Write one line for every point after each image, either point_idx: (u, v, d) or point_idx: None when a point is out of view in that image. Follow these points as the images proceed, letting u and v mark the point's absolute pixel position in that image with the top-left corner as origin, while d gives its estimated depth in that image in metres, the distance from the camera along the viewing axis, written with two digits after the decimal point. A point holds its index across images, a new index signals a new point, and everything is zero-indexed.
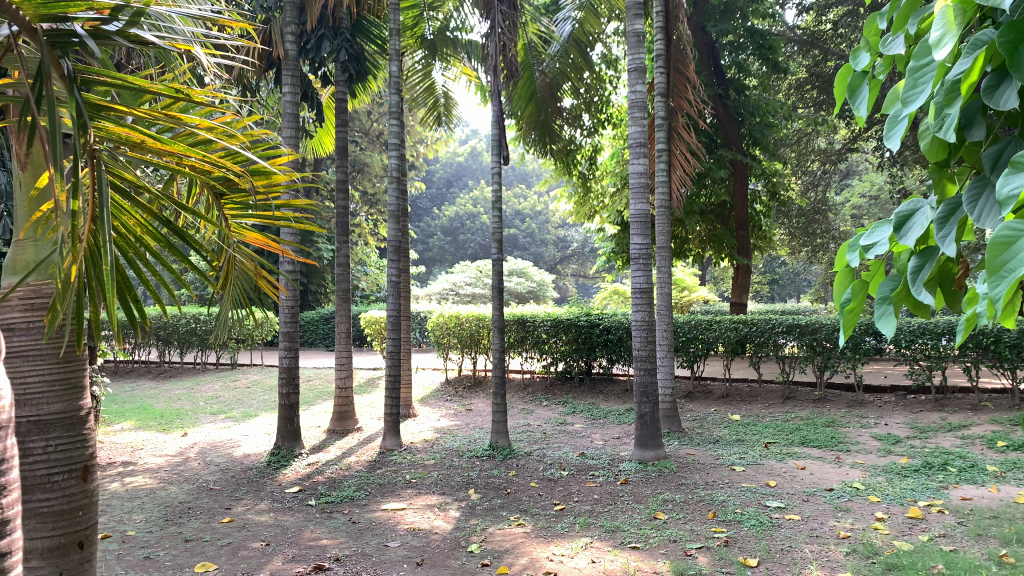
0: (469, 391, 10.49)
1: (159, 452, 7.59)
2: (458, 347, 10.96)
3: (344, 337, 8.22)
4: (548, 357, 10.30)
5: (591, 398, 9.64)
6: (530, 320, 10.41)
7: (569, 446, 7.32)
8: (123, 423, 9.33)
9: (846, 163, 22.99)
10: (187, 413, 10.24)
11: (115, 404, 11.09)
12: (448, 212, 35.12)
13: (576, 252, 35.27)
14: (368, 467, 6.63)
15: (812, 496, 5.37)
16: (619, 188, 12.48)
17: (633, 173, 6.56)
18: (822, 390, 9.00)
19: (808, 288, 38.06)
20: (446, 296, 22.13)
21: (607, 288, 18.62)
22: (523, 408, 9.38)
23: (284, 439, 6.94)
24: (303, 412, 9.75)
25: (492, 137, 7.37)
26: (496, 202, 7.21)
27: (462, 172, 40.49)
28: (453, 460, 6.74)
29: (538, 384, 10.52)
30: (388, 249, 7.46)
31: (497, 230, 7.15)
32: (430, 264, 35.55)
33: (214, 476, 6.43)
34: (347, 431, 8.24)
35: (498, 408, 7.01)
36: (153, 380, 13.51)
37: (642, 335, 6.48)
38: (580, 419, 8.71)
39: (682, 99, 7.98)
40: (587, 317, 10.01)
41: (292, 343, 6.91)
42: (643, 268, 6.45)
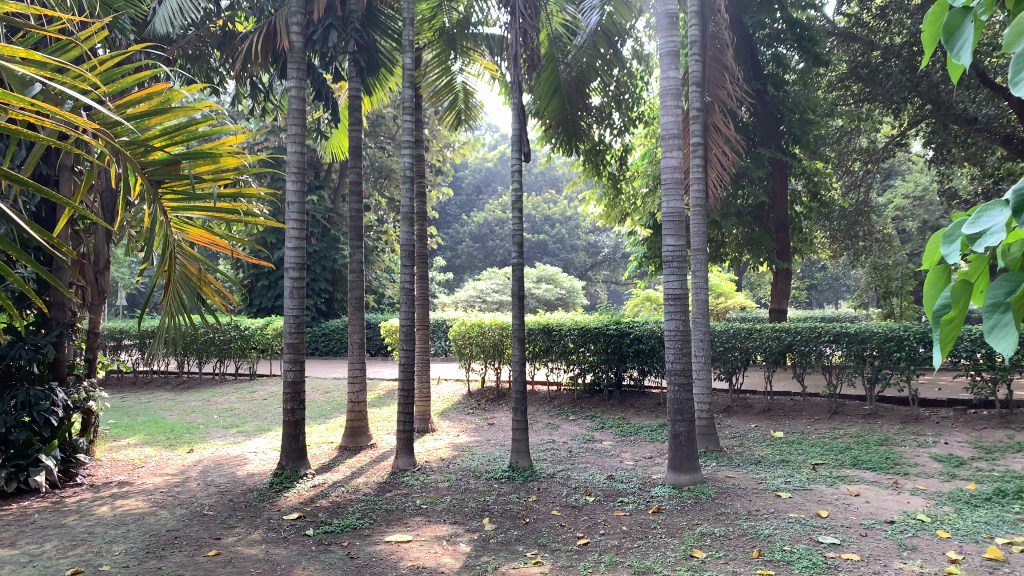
0: (492, 404, 9.96)
1: (160, 470, 7.15)
2: (481, 357, 10.43)
3: (356, 348, 7.73)
4: (575, 367, 9.74)
5: (621, 412, 9.04)
6: (556, 329, 9.84)
7: (596, 466, 6.73)
8: (129, 438, 8.93)
9: (888, 164, 22.11)
10: (199, 427, 9.85)
11: (129, 416, 10.76)
12: (477, 219, 34.69)
13: (607, 258, 34.57)
14: (376, 490, 6.11)
15: (871, 530, 4.72)
16: (650, 188, 11.88)
17: (665, 167, 5.97)
18: (872, 405, 8.29)
19: (847, 294, 36.94)
20: (473, 303, 21.65)
21: (639, 295, 17.99)
22: (548, 423, 8.81)
23: (289, 458, 6.46)
24: (317, 426, 9.29)
25: (512, 132, 6.83)
26: (517, 203, 6.67)
27: (490, 178, 40.04)
28: (469, 482, 6.20)
29: (565, 397, 9.94)
30: (401, 253, 6.94)
31: (517, 232, 6.59)
32: (460, 271, 35.17)
33: (212, 499, 5.95)
34: (360, 448, 7.75)
35: (518, 425, 6.46)
36: (172, 391, 13.17)
37: (675, 345, 5.89)
38: (609, 436, 8.12)
39: (721, 92, 7.30)
40: (617, 325, 9.41)
41: (297, 354, 6.43)
42: (678, 272, 5.87)
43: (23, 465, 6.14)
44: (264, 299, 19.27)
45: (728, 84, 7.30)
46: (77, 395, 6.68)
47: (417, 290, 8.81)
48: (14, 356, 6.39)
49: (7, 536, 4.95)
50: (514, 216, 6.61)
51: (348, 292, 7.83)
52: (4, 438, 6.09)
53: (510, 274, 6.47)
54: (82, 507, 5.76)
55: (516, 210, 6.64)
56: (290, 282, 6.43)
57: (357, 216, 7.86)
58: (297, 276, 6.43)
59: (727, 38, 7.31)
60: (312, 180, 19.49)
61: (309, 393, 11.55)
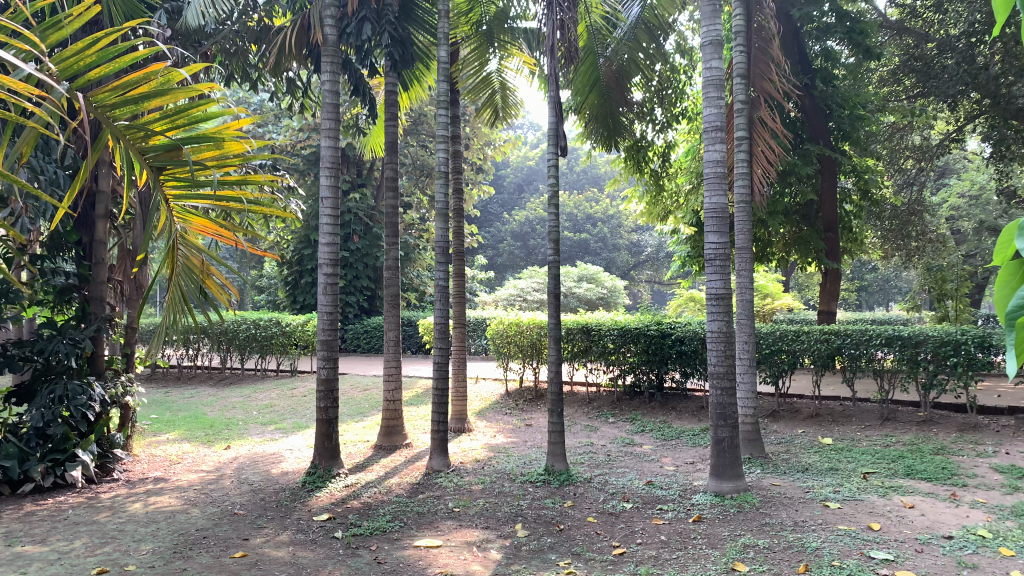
0: (530, 405, 9.79)
1: (195, 467, 7.13)
2: (519, 356, 10.27)
3: (391, 346, 7.64)
4: (615, 368, 9.52)
5: (662, 415, 8.80)
6: (596, 328, 9.63)
7: (635, 471, 6.52)
8: (169, 433, 8.97)
9: (942, 161, 21.38)
10: (237, 423, 9.87)
11: (171, 411, 10.84)
12: (519, 217, 34.55)
13: (650, 257, 34.12)
14: (409, 491, 5.99)
15: (927, 546, 4.44)
16: (694, 185, 11.58)
17: (708, 161, 5.74)
18: (927, 412, 7.92)
19: (898, 295, 35.92)
20: (514, 302, 21.53)
21: (682, 295, 17.65)
22: (587, 425, 8.62)
23: (321, 457, 6.37)
24: (353, 424, 9.22)
25: (548, 126, 6.67)
26: (554, 199, 6.49)
27: (532, 176, 39.82)
28: (504, 486, 6.05)
29: (604, 399, 9.74)
30: (436, 250, 6.82)
31: (553, 229, 6.42)
32: (501, 269, 35.08)
33: (244, 498, 5.89)
34: (395, 447, 7.65)
35: (555, 427, 6.28)
36: (214, 387, 13.28)
37: (718, 348, 5.65)
38: (649, 439, 7.90)
39: (766, 84, 7.02)
40: (658, 325, 9.16)
41: (331, 352, 6.34)
42: (721, 271, 5.63)
43: (60, 460, 6.16)
44: (307, 296, 19.37)
45: (773, 76, 6.99)
46: (114, 390, 6.69)
47: (453, 288, 8.70)
48: (53, 350, 6.43)
49: (40, 531, 4.94)
50: (550, 213, 6.44)
51: (384, 289, 7.75)
52: (42, 432, 6.11)
53: (546, 272, 6.31)
54: (116, 502, 5.75)
55: (553, 206, 6.47)
56: (324, 279, 6.34)
57: (393, 213, 7.78)
58: (330, 274, 6.35)
59: (773, 28, 7.05)
60: (354, 178, 19.52)
61: (347, 390, 11.52)
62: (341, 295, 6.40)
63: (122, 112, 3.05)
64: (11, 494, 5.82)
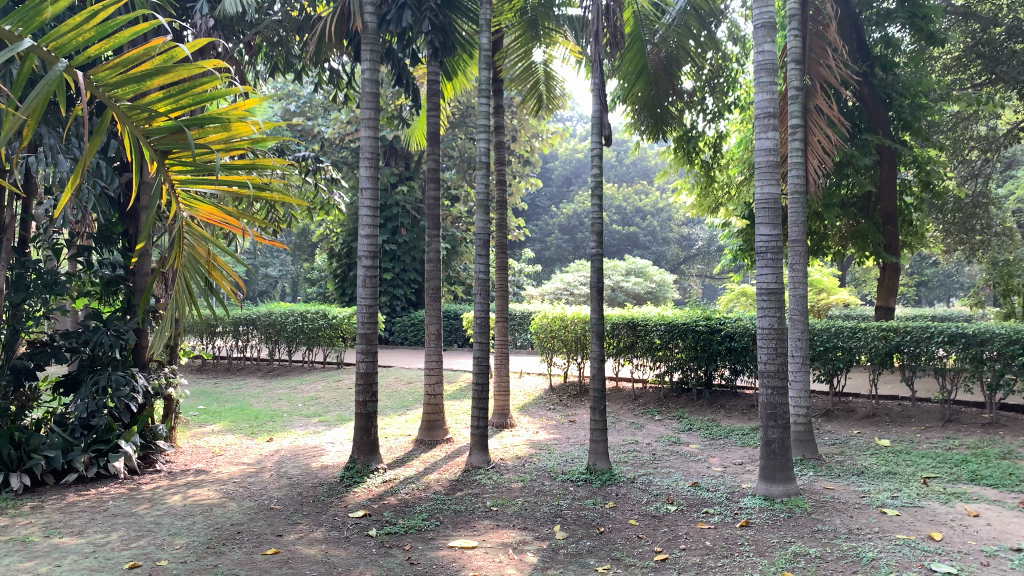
0: (574, 400, 9.62)
1: (237, 459, 7.14)
2: (563, 351, 10.10)
3: (433, 339, 7.53)
4: (662, 365, 9.28)
5: (710, 413, 8.53)
6: (642, 323, 9.40)
7: (681, 472, 6.30)
8: (214, 424, 9.04)
9: (1009, 151, 20.47)
10: (282, 415, 9.90)
11: (218, 402, 10.95)
12: (567, 210, 34.29)
13: (700, 251, 33.55)
14: (447, 488, 5.87)
15: (994, 559, 4.14)
16: (745, 176, 11.22)
17: (759, 149, 5.48)
18: (992, 413, 7.50)
19: (960, 291, 34.69)
20: (560, 295, 21.35)
21: (733, 290, 17.22)
22: (632, 422, 8.41)
23: (360, 452, 6.29)
24: (395, 417, 9.17)
25: (592, 115, 6.48)
26: (597, 190, 6.28)
27: (581, 169, 39.46)
28: (544, 484, 5.89)
29: (650, 396, 9.50)
30: (477, 242, 6.68)
31: (597, 220, 6.22)
32: (549, 263, 34.88)
33: (281, 492, 5.84)
34: (436, 442, 7.55)
35: (597, 425, 6.09)
36: (262, 379, 13.41)
37: (769, 345, 5.40)
38: (696, 438, 7.66)
39: (822, 68, 6.70)
40: (707, 321, 8.89)
41: (370, 346, 6.25)
42: (773, 264, 5.38)
43: (103, 451, 6.20)
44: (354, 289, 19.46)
45: (830, 61, 6.67)
46: (157, 382, 6.72)
47: (496, 281, 8.57)
48: (98, 342, 6.50)
49: (78, 523, 4.95)
50: (594, 204, 6.24)
51: (426, 282, 7.64)
52: (87, 422, 6.18)
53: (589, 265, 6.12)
54: (155, 494, 5.76)
55: (596, 197, 6.27)
56: (364, 271, 6.26)
57: (435, 205, 7.66)
58: (370, 266, 6.26)
59: (829, 9, 6.71)
60: (401, 171, 19.52)
61: (391, 383, 11.50)
62: (380, 287, 6.31)
63: (126, 91, 3.17)
64: (55, 484, 5.87)
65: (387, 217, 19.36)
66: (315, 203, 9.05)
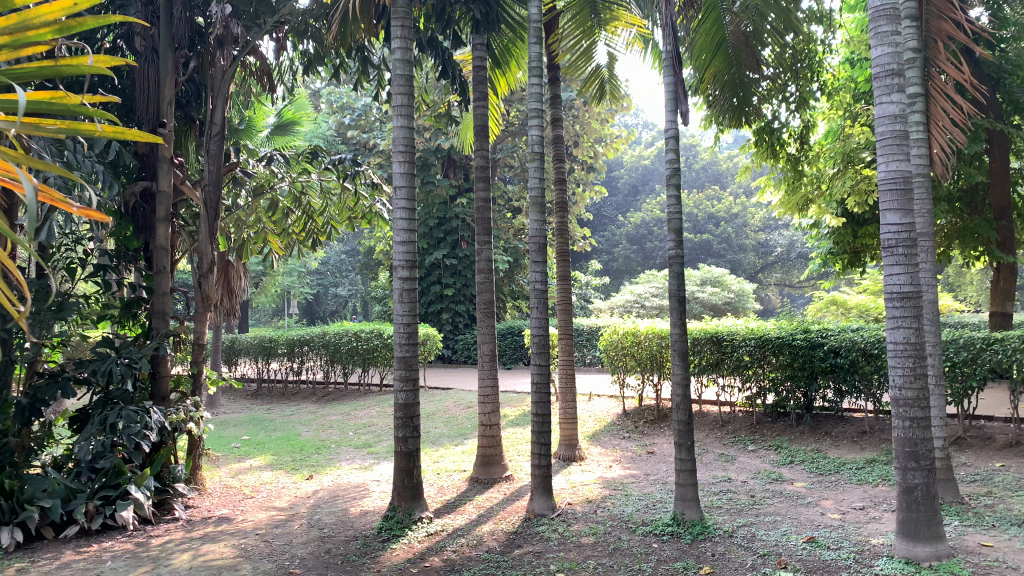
0: (651, 427, 8.51)
1: (269, 502, 6.28)
2: (637, 371, 9.00)
3: (487, 361, 6.56)
4: (752, 386, 8.11)
5: (814, 442, 7.32)
6: (727, 338, 8.23)
7: (789, 522, 5.13)
8: (254, 458, 8.26)
9: None
10: (329, 446, 8.91)
11: (265, 431, 10.12)
12: (634, 219, 33.03)
13: (779, 258, 31.72)
14: (503, 544, 4.87)
15: None
16: (838, 169, 9.92)
17: (881, 118, 4.34)
18: None
19: None
20: (630, 308, 20.22)
21: (822, 298, 15.78)
22: (721, 455, 7.27)
23: (400, 497, 5.29)
24: (451, 448, 8.22)
25: (665, 87, 5.45)
26: (675, 179, 5.21)
27: (648, 176, 37.90)
28: (620, 541, 4.83)
29: (740, 422, 8.31)
30: (531, 247, 5.68)
31: (674, 214, 5.15)
32: (618, 274, 33.66)
33: (307, 549, 4.92)
34: (493, 481, 6.53)
35: (683, 466, 4.99)
36: (315, 403, 12.68)
37: (904, 364, 4.24)
38: (801, 475, 6.48)
39: (948, 18, 5.40)
40: (805, 334, 7.68)
41: (409, 372, 5.30)
42: (906, 260, 4.22)
43: (111, 498, 5.43)
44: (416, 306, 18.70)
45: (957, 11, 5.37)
46: (175, 417, 5.92)
47: (559, 294, 7.56)
48: (107, 371, 5.71)
49: None
50: (672, 198, 5.18)
51: (478, 296, 6.70)
52: (93, 465, 5.45)
53: (668, 268, 5.07)
54: (162, 553, 4.94)
55: (673, 188, 5.21)
56: (399, 284, 5.33)
57: (485, 207, 6.70)
58: (406, 279, 5.33)
59: None
60: (460, 182, 18.67)
61: (450, 406, 10.56)
62: (419, 302, 5.36)
63: None
64: (54, 539, 5.13)
65: (447, 231, 18.55)
66: (356, 213, 7.98)
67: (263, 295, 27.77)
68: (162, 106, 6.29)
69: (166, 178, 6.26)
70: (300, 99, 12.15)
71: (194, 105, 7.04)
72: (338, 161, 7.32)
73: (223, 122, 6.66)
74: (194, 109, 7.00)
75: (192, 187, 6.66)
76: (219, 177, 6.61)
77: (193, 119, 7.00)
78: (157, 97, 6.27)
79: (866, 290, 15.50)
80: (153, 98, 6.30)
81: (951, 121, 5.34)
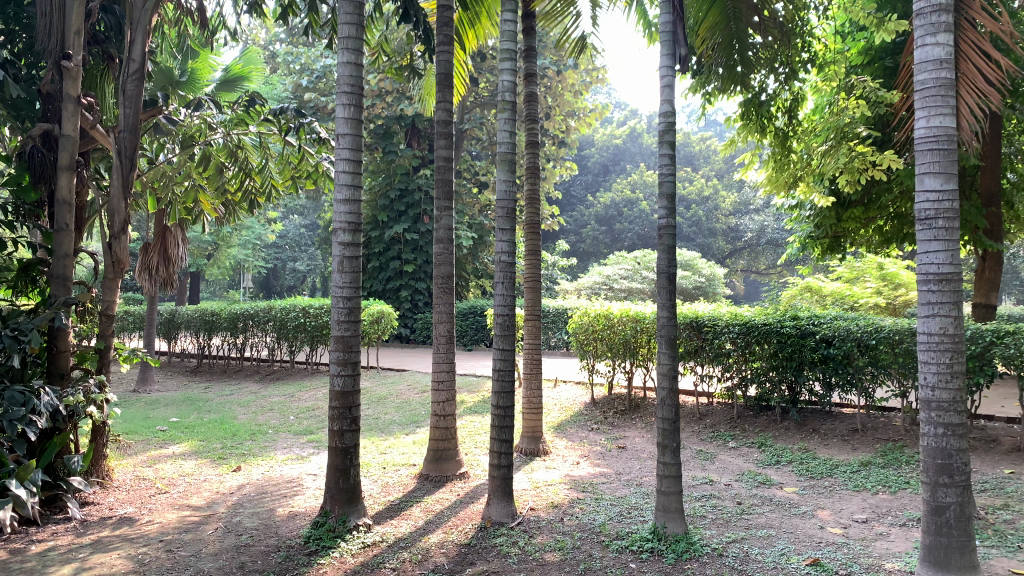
0: (622, 418, 7.81)
1: (186, 497, 5.42)
2: (608, 356, 8.27)
3: (443, 343, 5.75)
4: (734, 376, 7.43)
5: (801, 440, 6.67)
6: (709, 324, 7.54)
7: (786, 538, 4.43)
8: (180, 443, 7.38)
9: None
10: (266, 432, 8.03)
11: (198, 412, 9.21)
12: (603, 200, 32.30)
13: (748, 244, 31.37)
14: (452, 560, 4.11)
15: None
16: (828, 145, 9.23)
17: (922, 64, 3.60)
18: None
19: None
20: (597, 291, 19.60)
21: (798, 285, 15.22)
22: (700, 452, 6.58)
23: (334, 501, 4.48)
24: (402, 437, 7.42)
25: (664, 27, 4.51)
26: (668, 136, 4.43)
27: (620, 156, 37.30)
28: (591, 560, 4.09)
29: (719, 415, 7.64)
30: (498, 212, 4.86)
31: (667, 176, 4.38)
32: (585, 256, 33.02)
33: (218, 563, 4.10)
34: (446, 479, 5.75)
35: (667, 472, 4.26)
36: (260, 382, 11.79)
37: (939, 360, 3.53)
38: (791, 477, 5.81)
39: None
40: (796, 321, 7.01)
41: (349, 354, 4.48)
42: (947, 234, 3.49)
43: None
44: (374, 282, 17.79)
45: None
46: (72, 400, 5.00)
47: (527, 270, 6.78)
48: None
49: None
50: (666, 158, 4.41)
51: (435, 269, 5.87)
52: None
53: (657, 240, 4.31)
54: (39, 565, 4.06)
55: (666, 146, 4.44)
56: (340, 250, 4.48)
57: (447, 167, 5.87)
58: (348, 244, 4.49)
59: None
60: (424, 153, 17.75)
61: (404, 390, 9.76)
62: (363, 272, 4.52)
63: None
64: None
65: (409, 204, 17.63)
66: (301, 172, 7.09)
67: (215, 266, 26.60)
68: (66, 35, 5.26)
69: (70, 121, 5.25)
70: (250, 52, 11.19)
71: (112, 39, 6.05)
72: (280, 111, 6.39)
73: (143, 59, 5.64)
74: (111, 43, 6.01)
75: (104, 133, 5.67)
76: (135, 124, 5.61)
77: (111, 56, 5.98)
78: (60, 25, 5.27)
79: (841, 278, 14.98)
80: (56, 25, 5.27)
81: (986, 83, 4.56)
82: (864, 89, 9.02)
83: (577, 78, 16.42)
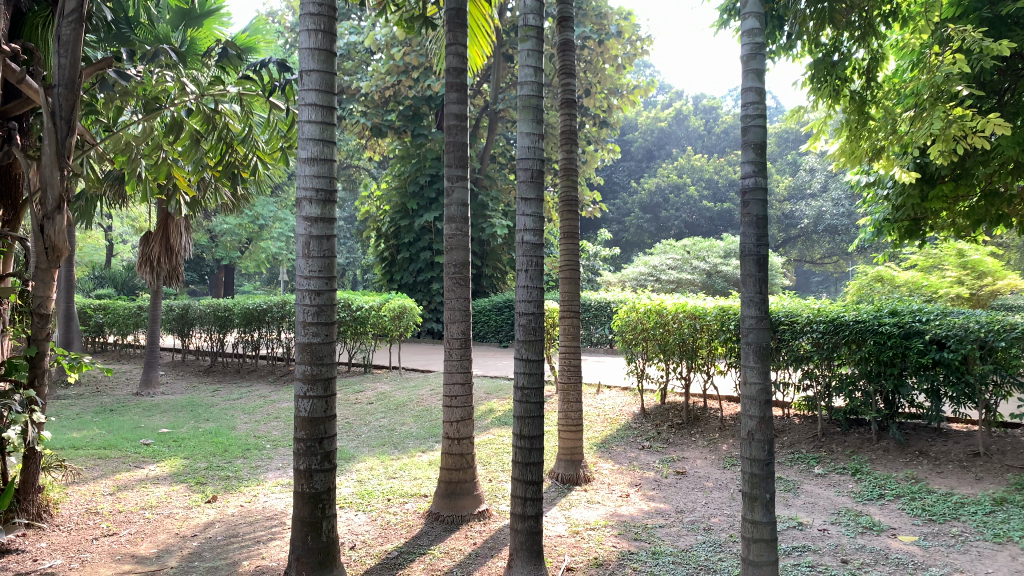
0: (679, 434, 6.56)
1: (133, 543, 4.32)
2: (660, 359, 7.02)
3: (456, 348, 4.58)
4: (818, 384, 6.15)
5: (906, 466, 5.35)
6: (786, 322, 6.26)
7: None
8: (160, 462, 6.34)
9: None
10: (262, 446, 6.96)
11: (195, 421, 8.19)
12: (648, 186, 30.84)
13: (803, 232, 29.65)
14: None
15: None
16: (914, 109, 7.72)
17: None
18: None
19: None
20: (643, 282, 18.31)
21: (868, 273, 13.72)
22: (780, 481, 5.31)
23: (300, 565, 3.35)
24: (415, 456, 6.26)
25: None
26: (756, 61, 3.11)
27: (665, 139, 35.73)
28: None
29: (799, 432, 6.34)
30: (520, 174, 3.65)
31: (757, 115, 3.09)
32: (628, 245, 31.62)
33: None
34: (460, 520, 4.58)
35: (755, 535, 3.01)
36: (273, 384, 10.78)
37: None
38: (905, 519, 4.51)
39: None
40: (895, 320, 5.67)
41: (318, 367, 3.30)
42: None
43: None
44: (404, 274, 16.74)
45: None
46: None
47: (563, 258, 5.56)
48: None
49: None
50: (752, 93, 3.11)
51: (446, 255, 4.68)
52: None
53: (740, 209, 3.08)
54: None
55: (752, 76, 3.12)
56: (305, 227, 3.32)
57: (459, 128, 4.64)
58: (316, 219, 3.32)
59: None
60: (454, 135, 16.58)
61: (426, 396, 8.63)
62: (337, 255, 3.35)
63: None
64: None
65: (440, 191, 16.50)
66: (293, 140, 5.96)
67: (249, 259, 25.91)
68: None
69: None
70: (258, 22, 10.14)
71: None
72: (260, 66, 5.27)
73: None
74: None
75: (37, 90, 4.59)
76: (73, 78, 4.52)
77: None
78: None
79: (917, 266, 13.42)
80: None
81: None
82: (962, 41, 7.45)
83: (618, 49, 15.02)
